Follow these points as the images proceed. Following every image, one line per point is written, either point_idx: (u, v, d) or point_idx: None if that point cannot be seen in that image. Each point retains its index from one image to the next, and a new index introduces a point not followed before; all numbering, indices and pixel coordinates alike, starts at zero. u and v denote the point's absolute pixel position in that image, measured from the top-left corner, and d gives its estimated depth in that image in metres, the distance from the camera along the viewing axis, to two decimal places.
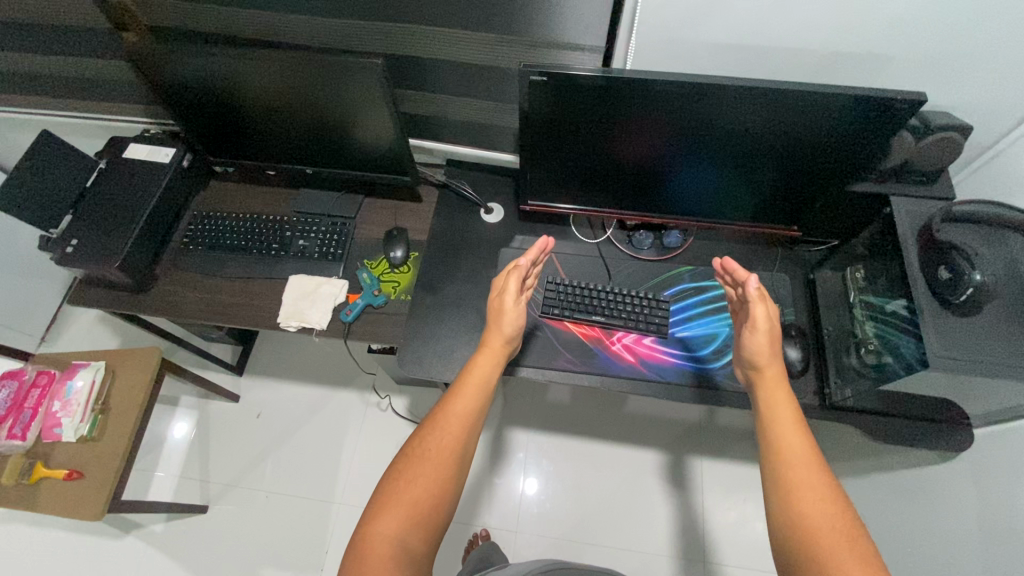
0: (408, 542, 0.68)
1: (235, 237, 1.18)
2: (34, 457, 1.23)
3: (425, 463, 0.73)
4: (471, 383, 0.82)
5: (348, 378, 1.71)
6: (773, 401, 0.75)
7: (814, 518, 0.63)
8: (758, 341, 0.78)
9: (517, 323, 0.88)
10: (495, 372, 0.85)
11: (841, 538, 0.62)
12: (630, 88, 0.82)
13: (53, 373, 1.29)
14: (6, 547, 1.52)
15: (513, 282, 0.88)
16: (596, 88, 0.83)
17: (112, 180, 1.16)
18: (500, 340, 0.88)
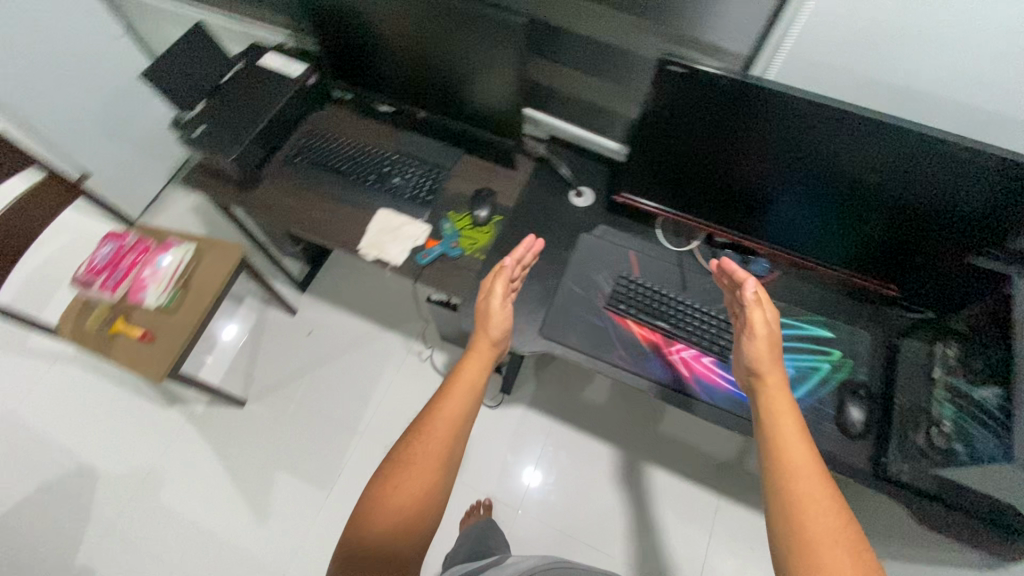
0: (394, 549, 0.65)
1: (339, 162, 1.24)
2: (117, 311, 1.35)
3: (410, 471, 0.68)
4: (458, 385, 0.79)
5: (397, 322, 1.77)
6: (775, 410, 0.73)
7: (816, 541, 0.60)
8: (758, 346, 0.78)
9: (502, 322, 0.91)
10: (483, 374, 0.83)
11: (845, 556, 0.59)
12: (752, 96, 0.81)
13: (150, 243, 1.39)
14: (74, 386, 1.69)
15: (498, 285, 0.92)
16: (717, 92, 0.82)
17: (245, 81, 1.25)
18: (486, 343, 0.88)
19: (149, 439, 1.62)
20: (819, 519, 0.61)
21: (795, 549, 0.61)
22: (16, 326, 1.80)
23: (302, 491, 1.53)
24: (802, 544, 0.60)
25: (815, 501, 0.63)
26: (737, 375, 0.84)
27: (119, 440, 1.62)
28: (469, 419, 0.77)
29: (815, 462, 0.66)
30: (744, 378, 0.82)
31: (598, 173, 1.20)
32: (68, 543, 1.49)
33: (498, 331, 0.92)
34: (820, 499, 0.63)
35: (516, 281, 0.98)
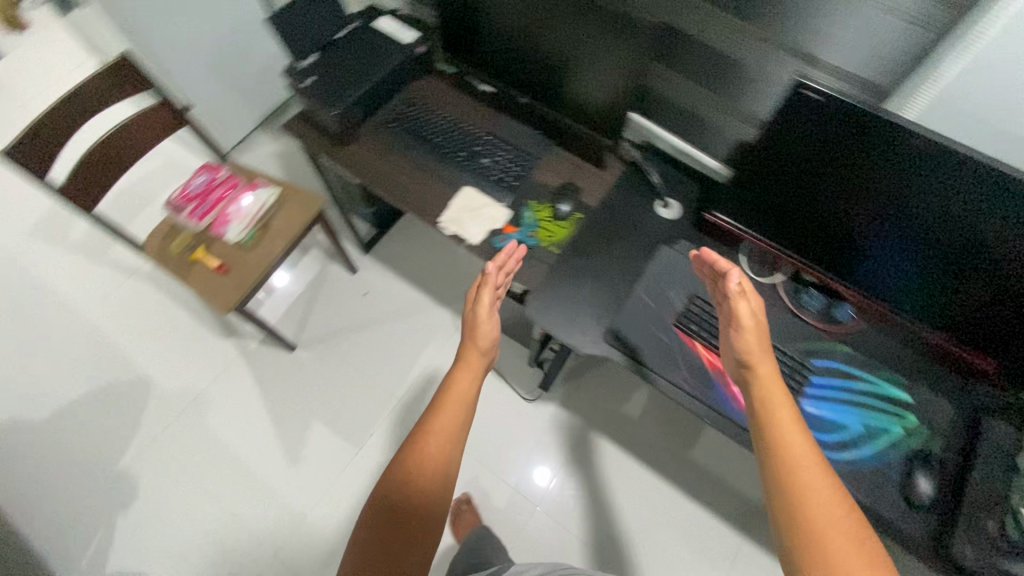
0: None
1: (433, 134, 1.26)
2: (199, 241, 1.41)
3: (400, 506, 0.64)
4: (449, 402, 0.74)
5: (450, 298, 1.79)
6: (770, 401, 0.68)
7: (824, 536, 0.56)
8: (747, 337, 0.74)
9: (492, 329, 0.86)
10: (475, 387, 0.79)
11: (853, 549, 0.55)
12: (858, 123, 0.77)
13: (237, 181, 1.44)
14: (144, 301, 1.79)
15: (486, 292, 0.89)
16: (823, 114, 0.79)
17: (358, 40, 1.26)
18: (477, 355, 0.83)
19: (203, 365, 1.70)
20: (828, 524, 0.57)
21: (801, 545, 0.57)
22: (102, 234, 1.91)
23: (334, 444, 1.58)
24: (809, 538, 0.57)
25: (821, 504, 0.58)
26: (728, 369, 0.80)
27: (176, 359, 1.70)
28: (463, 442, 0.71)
29: (814, 458, 0.62)
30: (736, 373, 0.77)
31: (690, 188, 1.17)
32: (117, 447, 1.59)
33: (489, 342, 0.86)
34: (824, 500, 0.58)
35: (499, 288, 0.95)
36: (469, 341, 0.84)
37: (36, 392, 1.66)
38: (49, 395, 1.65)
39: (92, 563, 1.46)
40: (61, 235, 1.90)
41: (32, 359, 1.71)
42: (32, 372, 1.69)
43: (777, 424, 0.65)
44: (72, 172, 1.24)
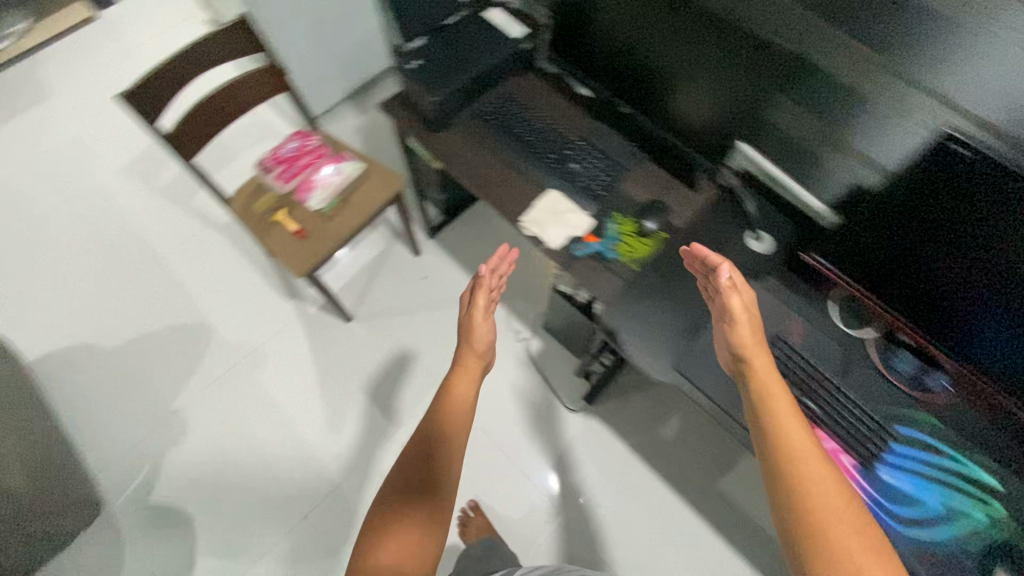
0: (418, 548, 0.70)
1: (526, 132, 1.25)
2: (282, 203, 1.45)
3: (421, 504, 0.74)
4: (455, 407, 0.85)
5: (507, 295, 1.79)
6: (769, 392, 0.73)
7: (826, 518, 0.61)
8: (741, 332, 0.81)
9: (486, 335, 0.98)
10: (474, 390, 0.90)
11: (850, 531, 0.60)
12: (994, 181, 0.71)
13: (325, 150, 1.47)
14: (218, 251, 1.86)
15: (481, 297, 1.01)
16: (952, 164, 0.74)
17: (466, 29, 1.25)
18: (474, 360, 0.94)
19: (264, 320, 1.75)
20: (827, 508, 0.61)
21: (802, 525, 0.61)
22: (187, 180, 1.99)
23: (374, 419, 1.61)
24: (811, 517, 0.61)
25: (817, 486, 0.63)
26: (724, 362, 0.86)
27: (239, 311, 1.77)
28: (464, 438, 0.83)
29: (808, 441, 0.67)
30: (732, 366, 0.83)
31: (784, 224, 1.12)
32: (177, 384, 1.67)
33: (483, 347, 0.98)
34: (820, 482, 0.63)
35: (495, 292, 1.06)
36: (466, 348, 0.96)
37: (112, 319, 1.76)
38: (123, 324, 1.75)
39: (140, 488, 1.54)
40: (152, 175, 2.00)
41: (112, 288, 1.81)
42: (111, 300, 1.79)
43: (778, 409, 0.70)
44: (180, 123, 1.27)
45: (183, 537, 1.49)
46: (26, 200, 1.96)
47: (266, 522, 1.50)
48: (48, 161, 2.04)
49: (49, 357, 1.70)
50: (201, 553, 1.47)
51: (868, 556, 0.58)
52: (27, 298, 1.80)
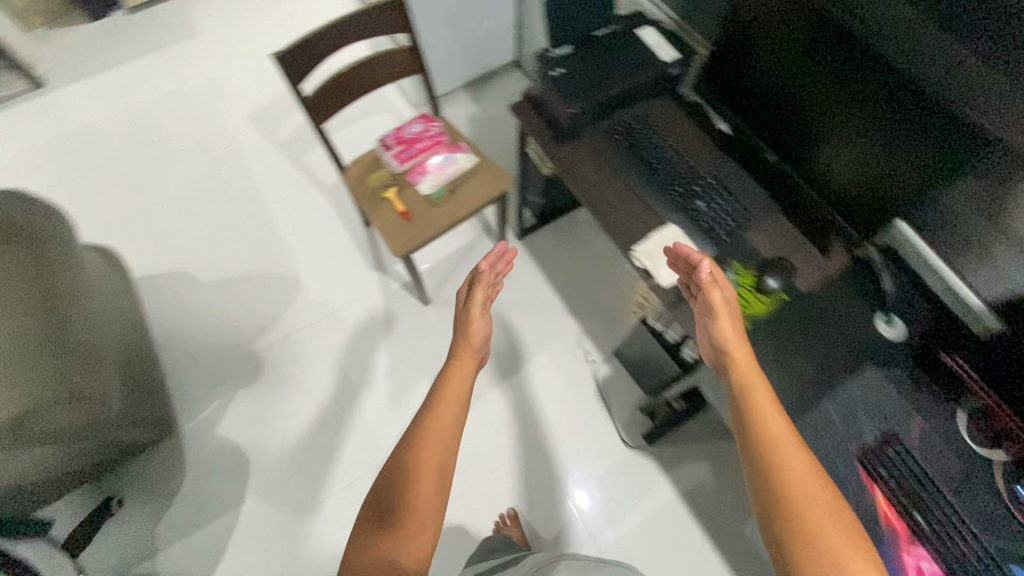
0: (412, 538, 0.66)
1: (655, 158, 1.18)
2: (393, 181, 1.48)
3: (409, 504, 0.68)
4: (445, 400, 0.79)
5: (585, 313, 1.75)
6: (752, 383, 0.75)
7: (803, 505, 0.63)
8: (724, 325, 0.84)
9: (482, 328, 0.94)
10: (470, 380, 0.84)
11: (827, 516, 0.63)
12: None
13: (443, 138, 1.48)
14: (319, 212, 1.94)
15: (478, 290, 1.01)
16: None
17: (616, 44, 1.21)
18: (470, 352, 0.89)
19: (348, 287, 1.82)
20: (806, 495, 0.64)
21: (778, 509, 0.64)
22: (302, 138, 2.08)
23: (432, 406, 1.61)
24: (787, 504, 0.63)
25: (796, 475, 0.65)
26: (707, 356, 0.89)
27: (329, 273, 1.85)
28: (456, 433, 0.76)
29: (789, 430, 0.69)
30: (715, 359, 0.86)
31: (925, 312, 1.01)
32: (258, 329, 1.75)
33: (479, 339, 0.93)
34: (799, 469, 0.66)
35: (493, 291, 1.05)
36: (463, 340, 0.91)
37: (212, 256, 1.87)
38: (220, 262, 1.85)
39: (207, 419, 1.63)
40: (271, 129, 2.10)
41: (216, 226, 1.92)
42: (214, 238, 1.90)
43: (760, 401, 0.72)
44: (320, 89, 1.32)
45: (237, 475, 1.56)
46: (157, 130, 2.11)
47: (315, 479, 1.56)
48: (183, 98, 2.18)
49: (151, 279, 1.82)
50: (251, 494, 1.54)
51: (840, 539, 0.61)
52: (142, 220, 1.93)
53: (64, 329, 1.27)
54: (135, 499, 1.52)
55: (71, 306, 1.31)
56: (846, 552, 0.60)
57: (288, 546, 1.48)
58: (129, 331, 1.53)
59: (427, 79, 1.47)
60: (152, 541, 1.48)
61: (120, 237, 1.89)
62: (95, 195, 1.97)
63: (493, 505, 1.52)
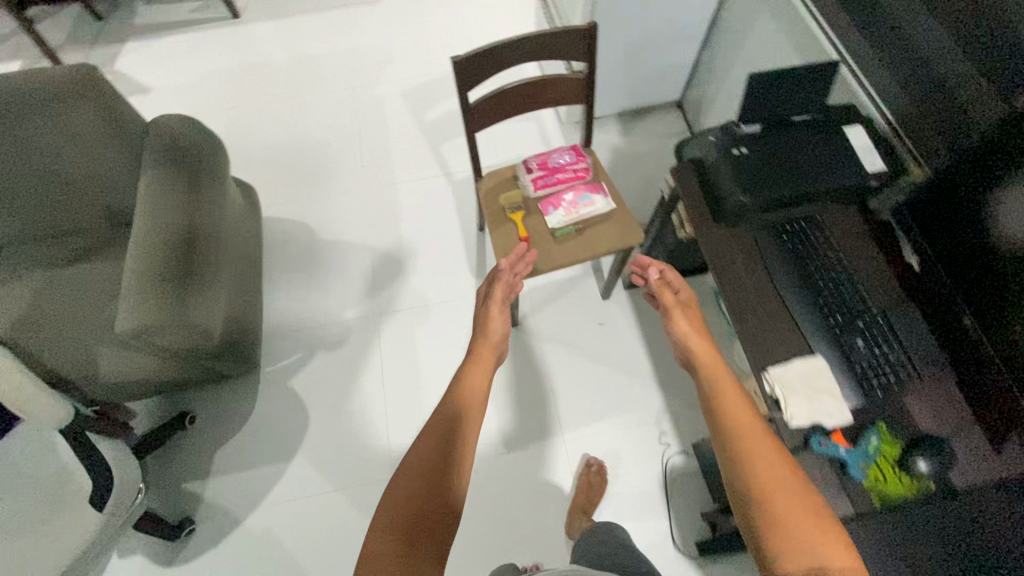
0: (436, 520, 0.70)
1: (818, 274, 1.03)
2: (523, 204, 1.43)
3: (428, 483, 0.73)
4: (465, 387, 0.89)
5: (671, 388, 1.63)
6: (718, 379, 0.85)
7: (768, 482, 0.70)
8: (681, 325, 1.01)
9: (500, 325, 1.10)
10: (487, 374, 0.96)
11: (793, 496, 0.68)
12: None
13: (587, 174, 1.42)
14: (441, 201, 1.97)
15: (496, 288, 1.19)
16: None
17: (814, 136, 1.07)
18: (489, 348, 1.02)
19: (445, 285, 1.83)
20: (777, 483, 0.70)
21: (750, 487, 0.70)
22: (446, 125, 2.11)
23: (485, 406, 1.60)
24: (755, 481, 0.70)
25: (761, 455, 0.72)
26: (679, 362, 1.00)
27: (431, 264, 1.86)
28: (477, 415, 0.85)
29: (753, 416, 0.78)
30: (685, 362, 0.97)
31: None
32: (353, 299, 1.80)
33: (496, 337, 1.08)
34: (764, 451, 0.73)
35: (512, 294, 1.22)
36: (483, 339, 1.05)
37: (333, 215, 1.95)
38: (338, 225, 1.93)
39: (285, 369, 1.70)
40: (420, 109, 2.14)
41: (344, 190, 1.99)
42: (339, 200, 1.97)
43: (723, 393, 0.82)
44: (488, 96, 1.30)
45: (294, 431, 1.62)
46: (319, 83, 2.22)
47: (361, 461, 1.59)
48: (351, 58, 2.27)
49: (275, 222, 1.93)
50: (301, 454, 1.59)
51: (805, 514, 0.67)
52: (283, 164, 2.04)
53: (196, 254, 1.36)
54: (206, 419, 1.63)
55: (207, 234, 1.41)
56: (809, 525, 0.66)
57: (319, 514, 1.53)
58: (246, 268, 1.63)
59: (590, 111, 1.41)
60: (207, 464, 1.58)
61: (260, 174, 2.02)
62: (250, 130, 2.12)
63: (516, 552, 1.45)
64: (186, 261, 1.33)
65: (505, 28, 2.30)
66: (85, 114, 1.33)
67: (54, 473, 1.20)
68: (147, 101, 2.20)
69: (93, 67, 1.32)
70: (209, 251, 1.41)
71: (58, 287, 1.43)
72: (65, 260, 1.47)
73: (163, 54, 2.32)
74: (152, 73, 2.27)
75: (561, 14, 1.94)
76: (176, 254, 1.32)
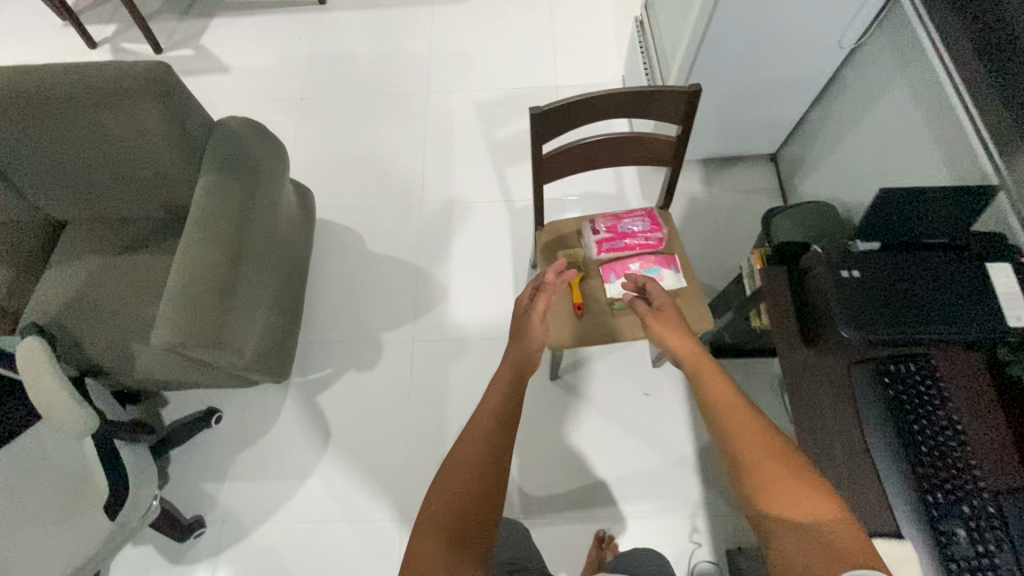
0: (468, 517, 0.73)
1: (923, 434, 0.87)
2: (583, 264, 1.30)
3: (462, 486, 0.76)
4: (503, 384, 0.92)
5: (713, 482, 1.48)
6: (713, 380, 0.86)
7: (764, 468, 0.71)
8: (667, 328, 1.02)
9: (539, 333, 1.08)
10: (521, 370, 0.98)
11: (791, 477, 0.70)
12: None
13: (658, 245, 1.28)
14: (499, 229, 1.87)
15: (525, 295, 1.18)
16: None
17: (949, 270, 0.89)
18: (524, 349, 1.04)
19: (488, 320, 1.74)
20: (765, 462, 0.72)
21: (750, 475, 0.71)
22: (518, 147, 2.00)
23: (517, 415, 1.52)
24: (750, 469, 0.72)
25: (750, 436, 0.75)
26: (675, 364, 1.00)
27: (478, 295, 1.77)
28: (516, 405, 0.88)
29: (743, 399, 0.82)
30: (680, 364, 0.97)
31: None
32: (393, 320, 1.74)
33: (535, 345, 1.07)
34: (752, 431, 0.76)
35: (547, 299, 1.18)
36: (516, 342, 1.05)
37: (389, 227, 1.89)
38: (392, 239, 1.87)
39: (315, 382, 1.67)
40: (491, 126, 2.04)
41: (401, 201, 1.93)
42: (395, 211, 1.91)
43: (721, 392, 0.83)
44: (566, 147, 1.17)
45: (314, 449, 1.59)
46: (393, 84, 2.16)
47: (373, 494, 1.54)
48: (433, 61, 2.19)
49: (329, 225, 1.90)
50: (317, 475, 1.56)
51: (801, 493, 0.68)
52: (346, 165, 2.00)
53: (236, 266, 1.30)
54: (231, 420, 1.63)
55: (250, 244, 1.35)
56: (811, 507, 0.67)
57: (324, 542, 1.49)
58: (289, 279, 1.58)
59: (675, 176, 1.26)
60: (225, 467, 1.58)
61: (321, 173, 1.99)
62: (317, 125, 2.09)
63: None
64: (226, 273, 1.27)
65: (597, 49, 2.15)
66: (148, 111, 1.30)
67: (73, 468, 1.22)
68: (223, 81, 2.21)
69: (166, 64, 1.29)
70: (249, 263, 1.35)
71: (106, 277, 1.44)
72: (116, 250, 1.47)
73: (247, 34, 2.32)
74: (233, 52, 2.28)
75: (659, 45, 1.78)
76: (216, 265, 1.26)
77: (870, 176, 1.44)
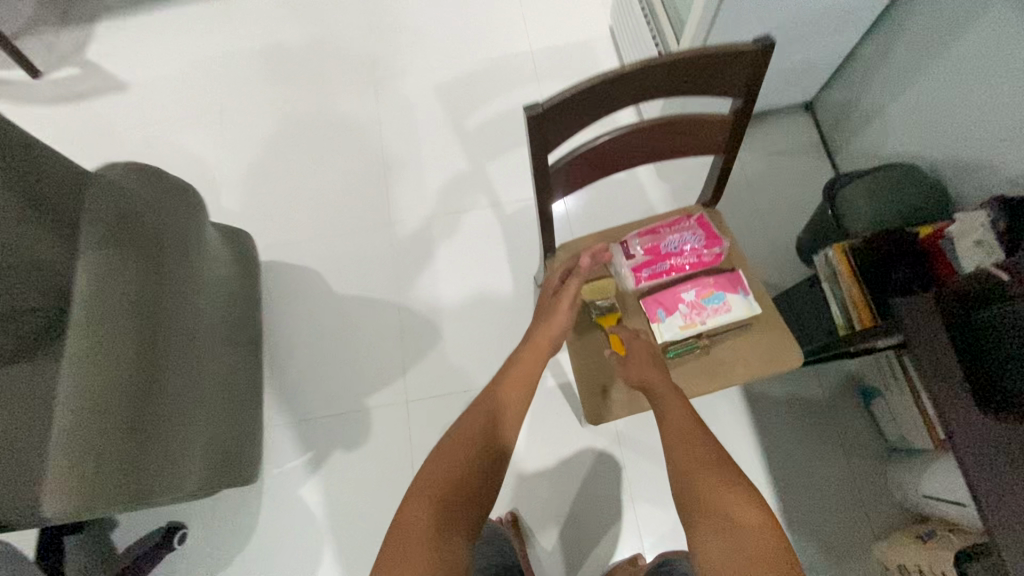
0: (447, 505, 0.75)
1: None
2: (617, 298, 0.98)
3: (449, 471, 0.78)
4: (514, 378, 0.90)
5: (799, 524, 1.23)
6: (677, 417, 0.83)
7: (704, 486, 0.75)
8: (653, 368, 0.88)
9: (564, 321, 0.93)
10: (538, 366, 0.92)
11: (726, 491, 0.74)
12: None
13: (715, 263, 0.95)
14: (490, 242, 1.52)
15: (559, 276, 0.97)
16: None
17: None
18: (545, 339, 0.93)
19: (496, 361, 1.41)
20: (709, 475, 0.76)
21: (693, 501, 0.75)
22: (497, 134, 1.63)
23: (535, 452, 1.33)
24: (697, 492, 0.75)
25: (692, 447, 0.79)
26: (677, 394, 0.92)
27: (478, 328, 1.44)
28: (516, 408, 0.87)
29: (694, 424, 0.82)
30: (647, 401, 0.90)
31: None
32: (378, 376, 1.42)
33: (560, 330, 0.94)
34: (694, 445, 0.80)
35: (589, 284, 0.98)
36: (541, 327, 0.94)
37: (356, 258, 1.53)
38: (362, 273, 1.52)
39: (294, 472, 1.35)
40: (460, 113, 1.65)
41: (365, 226, 1.57)
42: (360, 238, 1.55)
43: (681, 424, 0.82)
44: (585, 148, 0.83)
45: (307, 555, 1.29)
46: (331, 77, 1.75)
47: None
48: (378, 39, 1.77)
49: (282, 268, 1.54)
50: None
51: (734, 505, 0.73)
52: (291, 187, 1.62)
53: (151, 370, 0.94)
54: (200, 533, 1.31)
55: (167, 334, 0.99)
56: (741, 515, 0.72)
57: None
58: (232, 356, 1.23)
59: (728, 166, 0.93)
60: None
61: (262, 202, 1.61)
62: (247, 142, 1.69)
63: None
64: (139, 385, 0.91)
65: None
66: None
67: None
68: (123, 100, 1.78)
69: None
70: (169, 360, 0.99)
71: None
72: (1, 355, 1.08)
73: (143, 37, 1.88)
74: (131, 61, 1.84)
75: None
76: (123, 378, 0.90)
77: (961, 123, 1.11)
